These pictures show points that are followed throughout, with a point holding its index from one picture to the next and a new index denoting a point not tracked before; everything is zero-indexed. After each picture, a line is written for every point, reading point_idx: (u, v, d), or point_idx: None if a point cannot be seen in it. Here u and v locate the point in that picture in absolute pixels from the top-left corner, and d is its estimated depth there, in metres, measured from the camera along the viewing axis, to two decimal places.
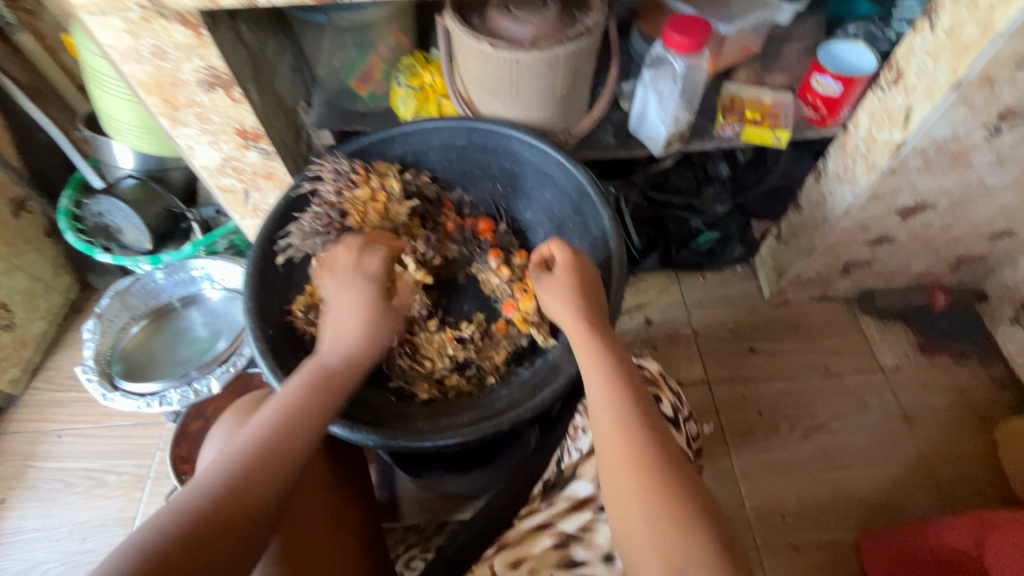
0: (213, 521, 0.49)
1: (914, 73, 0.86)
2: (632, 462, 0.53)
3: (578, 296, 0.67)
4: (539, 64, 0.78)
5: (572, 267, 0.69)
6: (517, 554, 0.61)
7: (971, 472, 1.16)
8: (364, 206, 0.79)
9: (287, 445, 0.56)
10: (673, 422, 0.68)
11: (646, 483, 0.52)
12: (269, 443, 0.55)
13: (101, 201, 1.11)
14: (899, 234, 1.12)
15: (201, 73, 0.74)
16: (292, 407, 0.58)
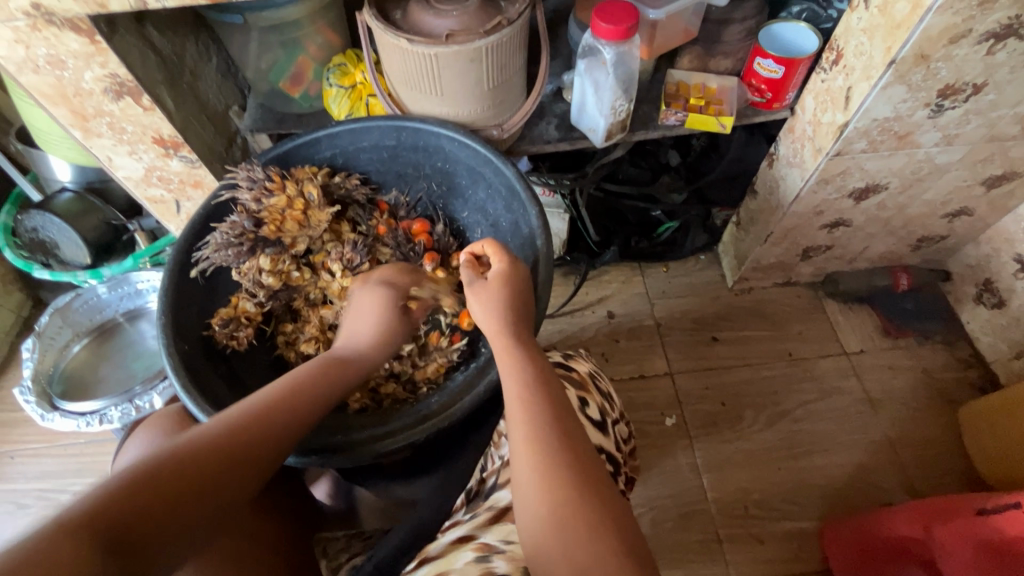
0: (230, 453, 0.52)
1: (852, 53, 0.83)
2: (541, 470, 0.51)
3: (502, 302, 0.64)
4: (460, 58, 0.75)
5: (503, 276, 0.66)
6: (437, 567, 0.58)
7: (936, 454, 1.15)
8: (282, 215, 0.75)
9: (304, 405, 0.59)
10: (602, 427, 0.65)
11: (553, 490, 0.50)
12: (261, 438, 0.54)
13: (33, 216, 1.07)
14: (854, 217, 1.11)
15: (105, 81, 0.71)
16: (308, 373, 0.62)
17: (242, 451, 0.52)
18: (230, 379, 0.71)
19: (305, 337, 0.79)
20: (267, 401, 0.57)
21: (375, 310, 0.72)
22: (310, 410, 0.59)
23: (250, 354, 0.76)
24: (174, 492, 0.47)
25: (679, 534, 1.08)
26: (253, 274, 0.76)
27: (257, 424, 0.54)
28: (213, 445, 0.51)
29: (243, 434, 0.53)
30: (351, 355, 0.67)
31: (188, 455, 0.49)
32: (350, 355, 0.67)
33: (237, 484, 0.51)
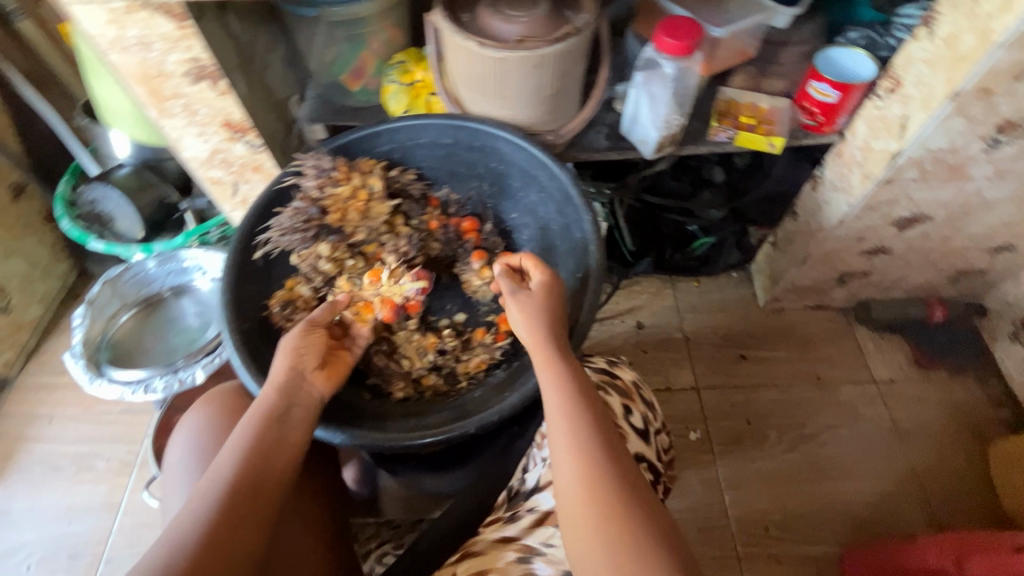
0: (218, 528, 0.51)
1: (912, 82, 0.84)
2: (586, 481, 0.53)
3: (540, 316, 0.65)
4: (526, 63, 0.77)
5: (543, 287, 0.68)
6: (481, 564, 0.61)
7: (962, 489, 1.14)
8: (345, 204, 0.80)
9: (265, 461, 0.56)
10: (644, 436, 0.66)
11: (599, 502, 0.52)
12: (222, 526, 0.51)
13: (95, 188, 1.12)
14: (895, 245, 1.11)
15: (187, 64, 0.74)
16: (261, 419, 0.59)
17: (206, 550, 0.50)
18: None
19: None
20: (214, 493, 0.53)
21: (289, 350, 0.65)
22: (261, 476, 0.56)
23: None
24: None
25: (698, 548, 1.08)
26: (312, 259, 0.79)
27: (212, 518, 0.52)
28: (174, 558, 0.49)
29: (202, 533, 0.51)
30: (274, 402, 0.60)
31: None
32: (274, 402, 0.60)
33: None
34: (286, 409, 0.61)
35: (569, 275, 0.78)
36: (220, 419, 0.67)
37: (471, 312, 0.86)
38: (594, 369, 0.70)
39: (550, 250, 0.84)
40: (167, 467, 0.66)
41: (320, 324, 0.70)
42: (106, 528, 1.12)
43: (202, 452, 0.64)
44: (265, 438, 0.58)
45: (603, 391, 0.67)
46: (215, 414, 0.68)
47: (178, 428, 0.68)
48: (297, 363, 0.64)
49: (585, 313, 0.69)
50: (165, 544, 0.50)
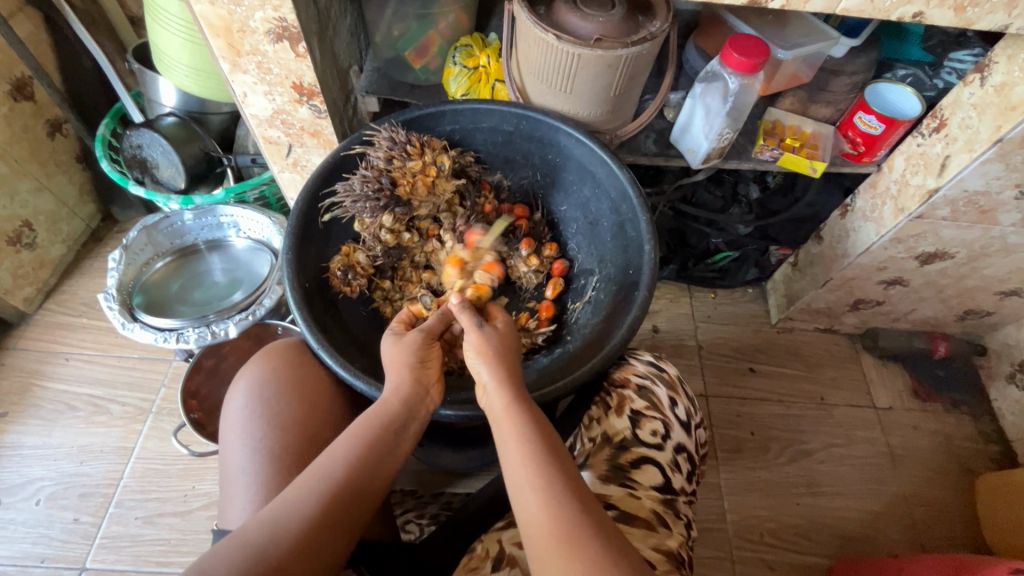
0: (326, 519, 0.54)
1: (957, 124, 0.88)
2: (558, 534, 0.51)
3: (498, 358, 0.64)
4: (600, 62, 0.79)
5: (506, 332, 0.68)
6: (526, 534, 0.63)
7: (947, 517, 1.20)
8: (413, 178, 0.78)
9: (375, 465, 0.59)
10: (686, 428, 0.74)
11: (575, 556, 0.50)
12: (324, 524, 0.53)
13: (141, 133, 1.11)
14: (913, 278, 1.15)
15: (271, 23, 0.75)
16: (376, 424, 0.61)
17: (301, 546, 0.51)
18: (334, 317, 0.75)
19: (406, 296, 0.84)
20: (321, 489, 0.55)
21: (410, 363, 0.65)
22: (362, 488, 0.57)
23: (353, 302, 0.80)
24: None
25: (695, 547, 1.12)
26: (374, 228, 0.79)
27: (314, 515, 0.53)
28: (274, 545, 0.51)
29: (304, 527, 0.52)
30: (391, 413, 0.62)
31: (252, 559, 0.49)
32: (391, 414, 0.62)
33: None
34: (400, 422, 0.62)
35: (618, 270, 0.81)
36: (281, 373, 0.70)
37: (513, 297, 0.91)
38: (644, 362, 0.78)
39: (598, 244, 0.87)
40: (226, 415, 0.68)
41: (435, 336, 0.69)
42: (117, 472, 1.12)
43: (264, 403, 0.67)
44: (378, 447, 0.60)
45: (652, 383, 0.75)
46: (271, 370, 0.70)
47: (239, 379, 0.71)
48: (416, 379, 0.64)
49: (638, 304, 0.72)
50: (266, 524, 0.52)
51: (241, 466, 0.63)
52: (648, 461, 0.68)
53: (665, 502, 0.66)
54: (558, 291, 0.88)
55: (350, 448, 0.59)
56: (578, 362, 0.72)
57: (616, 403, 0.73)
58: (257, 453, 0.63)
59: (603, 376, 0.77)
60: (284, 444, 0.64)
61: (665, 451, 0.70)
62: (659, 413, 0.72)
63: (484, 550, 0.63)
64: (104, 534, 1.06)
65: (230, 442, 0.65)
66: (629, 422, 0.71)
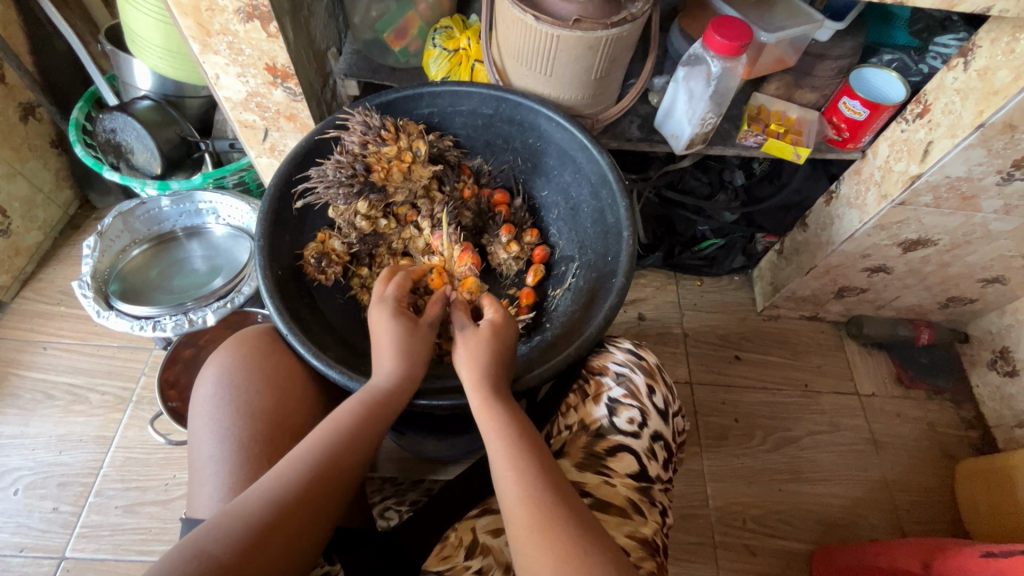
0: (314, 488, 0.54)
1: (940, 110, 0.87)
2: (535, 526, 0.52)
3: (486, 360, 0.63)
4: (580, 44, 0.77)
5: (495, 326, 0.66)
6: (499, 523, 0.65)
7: (927, 502, 1.21)
8: (389, 163, 0.76)
9: (366, 439, 0.60)
10: (664, 415, 0.72)
11: (554, 549, 0.51)
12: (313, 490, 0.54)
13: (115, 117, 1.09)
14: (896, 265, 1.15)
15: (240, 1, 0.72)
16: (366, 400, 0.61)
17: (281, 521, 0.51)
18: (309, 305, 0.73)
19: None
20: (308, 461, 0.56)
21: (399, 347, 0.64)
22: (343, 469, 0.57)
23: (330, 289, 0.79)
24: (261, 542, 0.50)
25: (677, 534, 1.13)
26: (349, 215, 0.77)
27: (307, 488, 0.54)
28: (268, 507, 0.52)
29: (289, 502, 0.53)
30: (385, 394, 0.62)
31: (249, 524, 0.50)
32: (383, 393, 0.62)
33: (295, 550, 0.52)
34: (391, 401, 0.62)
35: (598, 257, 0.79)
36: (251, 359, 0.69)
37: (494, 283, 0.90)
38: (624, 351, 0.76)
39: (579, 230, 0.86)
40: (195, 403, 0.67)
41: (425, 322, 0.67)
42: (97, 461, 1.11)
43: (233, 389, 0.66)
44: (368, 423, 0.60)
45: (630, 371, 0.73)
46: (238, 358, 0.69)
47: (207, 367, 0.69)
48: (409, 365, 0.64)
49: (616, 292, 0.70)
50: (255, 500, 0.52)
51: (210, 454, 0.62)
52: (624, 449, 0.68)
53: (641, 491, 0.67)
54: (540, 279, 0.87)
55: (341, 421, 0.59)
56: (557, 350, 0.71)
57: (594, 390, 0.72)
58: (225, 440, 0.62)
59: (583, 362, 0.76)
60: (252, 431, 0.63)
61: (642, 439, 0.69)
62: (638, 401, 0.71)
63: (457, 538, 0.66)
64: (83, 523, 1.05)
65: (199, 430, 0.64)
66: (606, 410, 0.70)
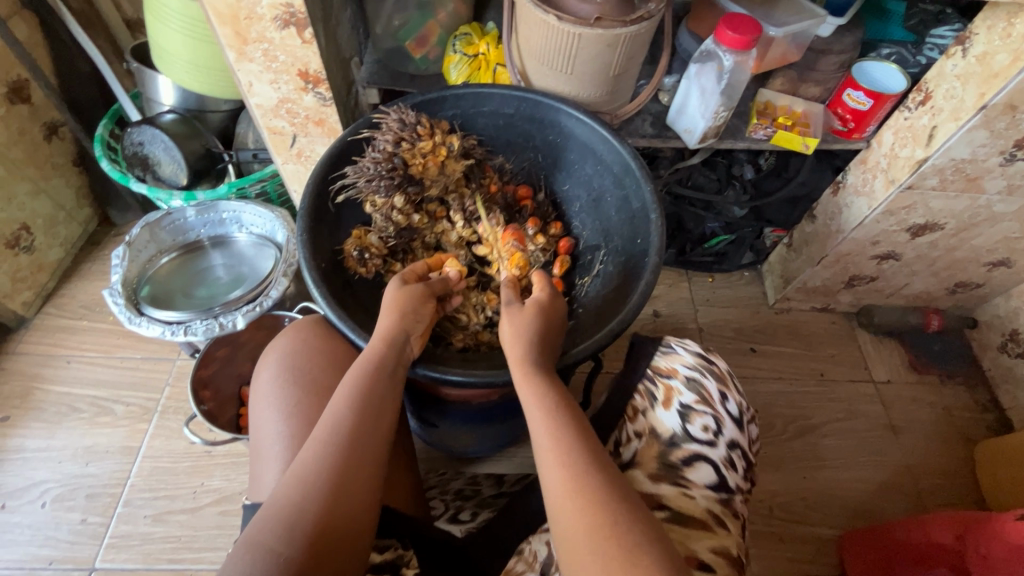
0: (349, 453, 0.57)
1: (942, 95, 0.91)
2: (574, 492, 0.55)
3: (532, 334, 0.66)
4: (600, 41, 0.81)
5: (541, 304, 0.70)
6: None
7: (949, 484, 1.22)
8: (424, 159, 0.79)
9: (381, 404, 0.62)
10: (738, 422, 0.75)
11: (594, 511, 0.53)
12: (348, 456, 0.57)
13: (143, 130, 1.11)
14: (905, 251, 1.18)
15: (278, 9, 0.76)
16: (372, 366, 0.63)
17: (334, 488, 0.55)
18: (353, 297, 0.75)
19: None
20: (339, 432, 0.58)
21: (403, 307, 0.67)
22: (372, 440, 0.60)
23: (367, 286, 0.80)
24: (321, 508, 0.53)
25: None
26: (386, 209, 0.80)
27: (341, 456, 0.57)
28: (315, 476, 0.55)
29: (330, 480, 0.55)
30: (378, 355, 0.63)
31: (300, 493, 0.54)
32: (378, 359, 0.63)
33: (354, 515, 0.55)
34: (388, 366, 0.64)
35: (625, 242, 0.82)
36: (310, 343, 0.74)
37: None
38: (693, 354, 0.78)
39: (603, 219, 0.88)
40: (258, 385, 0.71)
41: (434, 294, 0.72)
42: (124, 471, 1.11)
43: (296, 372, 0.70)
44: (375, 390, 0.62)
45: (699, 376, 0.75)
46: (298, 342, 0.74)
47: (271, 351, 0.74)
48: (405, 319, 0.66)
49: (650, 270, 0.73)
50: (293, 484, 0.54)
51: (275, 432, 0.66)
52: (702, 460, 0.71)
53: (721, 502, 0.69)
54: (565, 267, 0.89)
55: (352, 389, 0.61)
56: (594, 329, 0.74)
57: (663, 395, 0.75)
58: (292, 418, 0.66)
59: (644, 361, 0.78)
60: (318, 409, 0.67)
61: (719, 448, 0.72)
62: (710, 407, 0.73)
63: (531, 551, 0.68)
64: (112, 533, 1.05)
65: (263, 410, 0.68)
66: (680, 419, 0.73)
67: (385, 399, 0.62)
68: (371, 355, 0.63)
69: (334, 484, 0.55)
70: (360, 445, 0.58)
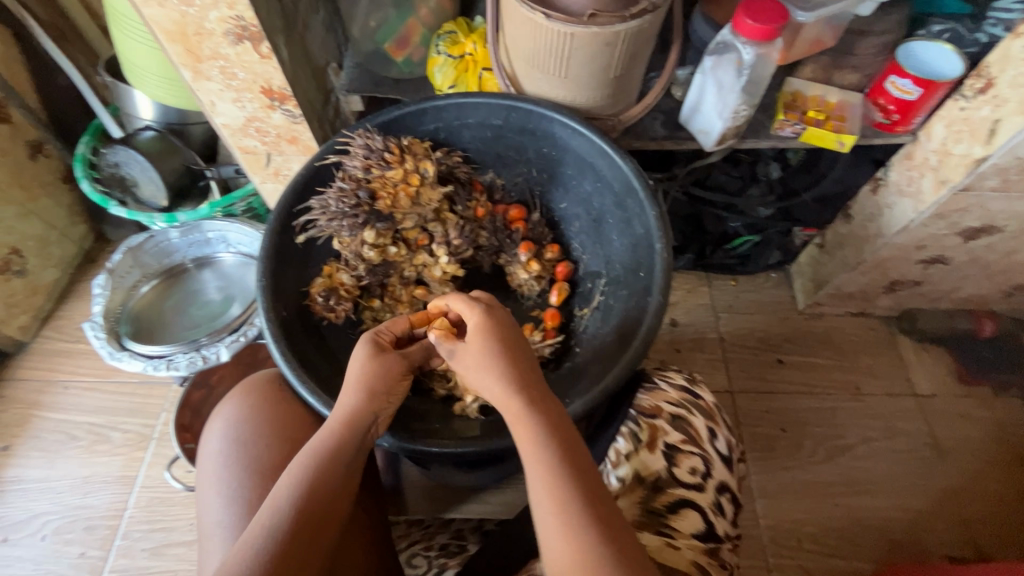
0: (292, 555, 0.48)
1: (1008, 84, 0.78)
2: None
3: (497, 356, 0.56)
4: (595, 40, 0.70)
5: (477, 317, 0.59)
6: None
7: (1001, 511, 1.10)
8: (395, 188, 0.72)
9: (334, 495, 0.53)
10: (727, 462, 0.64)
11: None
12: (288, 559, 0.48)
13: (118, 151, 1.06)
14: (956, 255, 1.05)
15: (229, 23, 0.68)
16: (328, 453, 0.54)
17: None
18: (321, 349, 0.68)
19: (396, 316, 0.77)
20: (282, 528, 0.49)
21: (367, 379, 0.59)
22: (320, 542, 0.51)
23: (341, 329, 0.73)
24: None
25: None
26: (356, 246, 0.73)
27: (281, 558, 0.48)
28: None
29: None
30: (334, 439, 0.55)
31: None
32: (335, 446, 0.55)
33: None
34: (345, 456, 0.55)
35: (628, 272, 0.73)
36: (259, 410, 0.68)
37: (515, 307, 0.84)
38: (679, 388, 0.67)
39: (604, 244, 0.79)
40: (202, 461, 0.66)
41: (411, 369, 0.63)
42: (122, 502, 1.09)
43: (242, 447, 0.65)
44: (330, 479, 0.53)
45: (687, 412, 0.65)
46: (245, 411, 0.68)
47: (216, 419, 0.69)
48: (371, 393, 0.58)
49: (653, 311, 0.63)
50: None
51: (219, 519, 0.61)
52: (688, 505, 0.59)
53: (709, 553, 0.57)
54: (563, 296, 0.81)
55: (302, 477, 0.53)
56: (590, 381, 0.64)
57: (648, 436, 0.62)
58: (234, 504, 0.61)
59: (629, 400, 0.65)
60: (262, 491, 0.62)
61: (707, 492, 0.61)
62: (699, 448, 0.62)
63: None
64: (111, 568, 1.03)
65: (207, 494, 0.63)
66: (664, 459, 0.61)
67: (339, 490, 0.54)
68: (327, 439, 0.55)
69: None
70: (305, 545, 0.49)
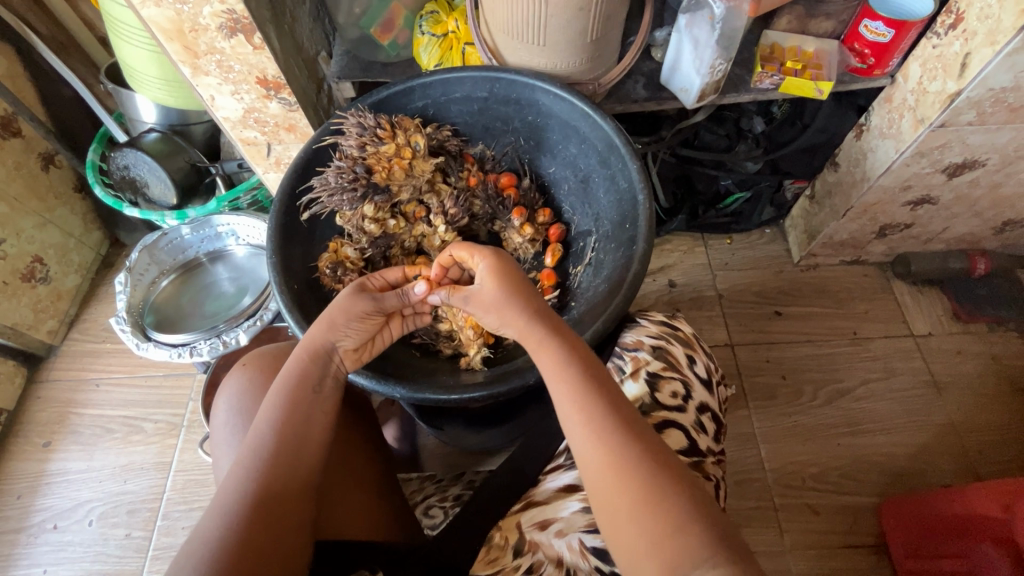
0: (279, 469, 0.56)
1: (975, 16, 0.80)
2: (609, 468, 0.49)
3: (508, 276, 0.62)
4: (569, 4, 0.73)
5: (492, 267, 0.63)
6: (546, 515, 0.61)
7: (1001, 440, 1.14)
8: (389, 162, 0.77)
9: (309, 417, 0.60)
10: (707, 385, 0.69)
11: (630, 489, 0.47)
12: (278, 471, 0.56)
13: (126, 154, 1.11)
14: (942, 194, 1.07)
15: (221, 17, 0.72)
16: (294, 383, 0.61)
17: (263, 505, 0.53)
18: None
19: None
20: (267, 450, 0.57)
21: (334, 314, 0.64)
22: (299, 462, 0.58)
23: None
24: (250, 524, 0.52)
25: (734, 501, 1.09)
26: (357, 220, 0.78)
27: (269, 472, 0.56)
28: (241, 496, 0.54)
29: (252, 507, 0.53)
30: (302, 369, 0.62)
31: (231, 510, 0.53)
32: (301, 373, 0.62)
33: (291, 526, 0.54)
34: (311, 381, 0.62)
35: (615, 227, 0.76)
36: (256, 378, 0.75)
37: None
38: (656, 322, 0.72)
39: (592, 202, 0.83)
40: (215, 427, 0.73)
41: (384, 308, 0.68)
42: (160, 485, 1.16)
43: (245, 413, 0.72)
44: (299, 403, 0.60)
45: (665, 343, 0.69)
46: (247, 381, 0.75)
47: (222, 391, 0.76)
48: (335, 329, 0.64)
49: (639, 258, 0.67)
50: (218, 515, 0.52)
51: None
52: (671, 425, 0.62)
53: (693, 466, 0.61)
54: (558, 257, 0.86)
55: (276, 408, 0.60)
56: (584, 325, 0.69)
57: (632, 367, 0.67)
58: None
59: (614, 338, 0.71)
60: None
61: (688, 412, 0.64)
62: (678, 372, 0.67)
63: (502, 538, 0.63)
64: (155, 545, 1.11)
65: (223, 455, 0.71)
66: (647, 386, 0.65)
67: (313, 412, 0.61)
68: (290, 372, 0.62)
69: (263, 500, 0.54)
70: (289, 460, 0.57)
